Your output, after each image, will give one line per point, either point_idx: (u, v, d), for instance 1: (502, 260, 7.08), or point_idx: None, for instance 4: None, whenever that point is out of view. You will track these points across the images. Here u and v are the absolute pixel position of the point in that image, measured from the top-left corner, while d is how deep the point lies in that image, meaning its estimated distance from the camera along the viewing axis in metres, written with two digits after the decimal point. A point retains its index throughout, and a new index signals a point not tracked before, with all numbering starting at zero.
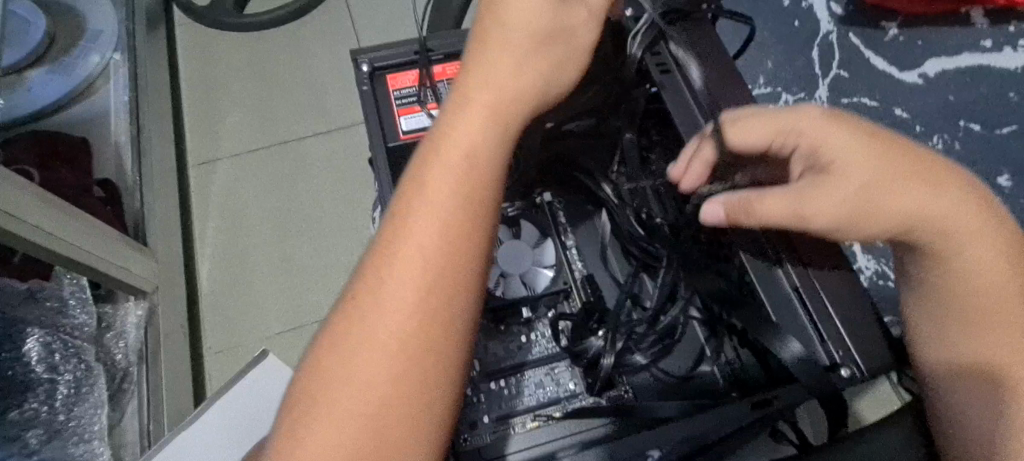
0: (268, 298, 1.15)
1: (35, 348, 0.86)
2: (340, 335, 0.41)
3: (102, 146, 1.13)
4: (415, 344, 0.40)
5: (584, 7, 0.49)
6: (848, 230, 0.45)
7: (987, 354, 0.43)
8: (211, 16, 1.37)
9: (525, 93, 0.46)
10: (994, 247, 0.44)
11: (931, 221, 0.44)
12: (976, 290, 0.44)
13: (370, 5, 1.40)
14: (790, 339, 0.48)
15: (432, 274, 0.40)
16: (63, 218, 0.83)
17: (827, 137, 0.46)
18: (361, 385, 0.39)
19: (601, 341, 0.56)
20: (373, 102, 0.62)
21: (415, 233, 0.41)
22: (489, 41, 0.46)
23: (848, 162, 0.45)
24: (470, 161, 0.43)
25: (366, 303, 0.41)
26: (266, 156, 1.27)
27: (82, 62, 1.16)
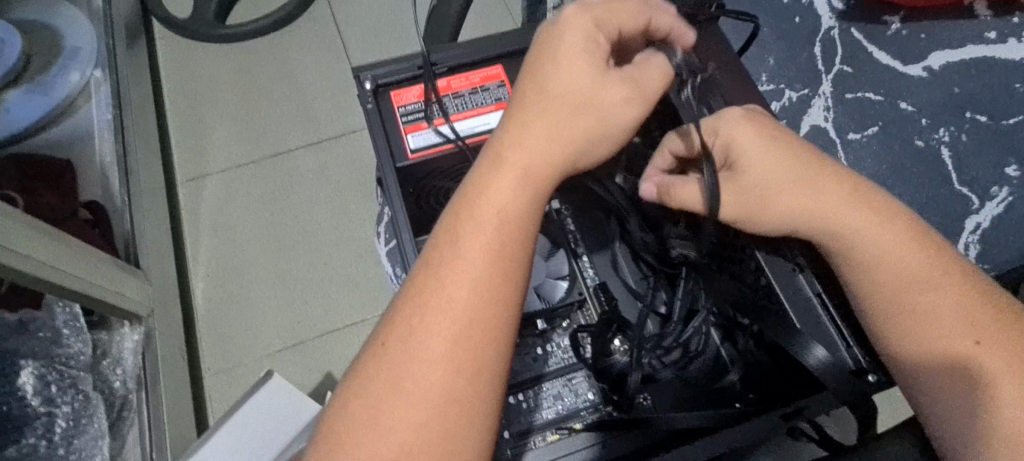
0: (267, 316, 1.12)
1: (30, 381, 0.83)
2: (373, 373, 0.40)
3: (88, 167, 1.10)
4: (449, 390, 0.38)
5: (626, 76, 0.47)
6: (749, 219, 0.50)
7: (932, 356, 0.45)
8: (193, 28, 1.33)
9: (562, 156, 0.45)
10: (891, 238, 0.48)
11: (825, 219, 0.48)
12: (885, 286, 0.47)
13: (358, 11, 1.38)
14: (814, 345, 0.47)
15: (460, 329, 0.39)
16: (51, 244, 0.81)
17: (742, 132, 0.51)
18: (393, 427, 0.38)
19: (625, 356, 0.56)
20: (378, 120, 0.60)
21: (445, 289, 0.40)
22: (526, 102, 0.47)
23: (753, 158, 0.50)
24: (504, 217, 0.42)
25: (394, 351, 0.40)
26: (259, 174, 1.24)
27: (61, 81, 1.12)
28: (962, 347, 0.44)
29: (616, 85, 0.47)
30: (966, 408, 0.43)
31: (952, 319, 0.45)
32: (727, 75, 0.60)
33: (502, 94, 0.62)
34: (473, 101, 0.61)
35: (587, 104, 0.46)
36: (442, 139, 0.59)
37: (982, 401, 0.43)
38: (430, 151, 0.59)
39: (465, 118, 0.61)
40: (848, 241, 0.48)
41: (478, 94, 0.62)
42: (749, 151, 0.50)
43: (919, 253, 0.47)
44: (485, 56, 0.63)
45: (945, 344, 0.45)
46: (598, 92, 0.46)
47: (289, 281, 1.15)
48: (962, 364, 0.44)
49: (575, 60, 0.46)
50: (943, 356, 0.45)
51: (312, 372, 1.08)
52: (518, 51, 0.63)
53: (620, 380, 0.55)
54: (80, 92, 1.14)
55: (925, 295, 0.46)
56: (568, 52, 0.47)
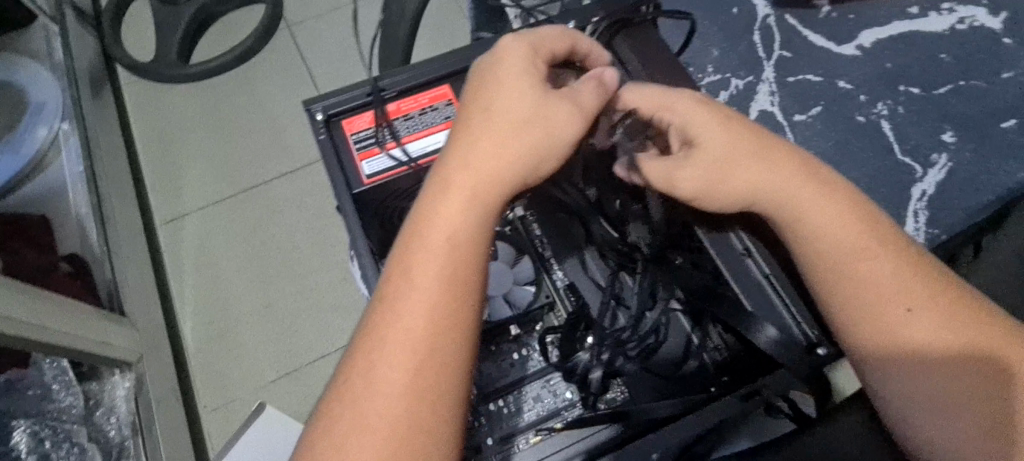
0: (257, 349, 1.13)
1: (23, 439, 0.83)
2: (344, 398, 0.42)
3: (64, 220, 1.10)
4: (411, 412, 0.40)
5: (568, 100, 0.50)
6: (703, 200, 0.52)
7: (880, 323, 0.46)
8: (155, 71, 1.34)
9: (509, 176, 0.47)
10: (834, 214, 0.49)
11: (769, 196, 0.50)
12: (828, 259, 0.48)
13: (317, 37, 1.39)
14: (766, 325, 0.50)
15: (418, 353, 0.41)
16: (32, 302, 0.82)
17: (696, 111, 0.52)
18: (363, 451, 0.40)
19: (586, 353, 0.57)
20: (332, 150, 0.62)
21: (402, 315, 0.42)
22: (470, 125, 0.49)
23: (708, 134, 0.52)
24: (453, 241, 0.44)
25: (359, 380, 0.42)
26: (237, 209, 1.25)
27: (30, 137, 1.12)
28: (900, 317, 0.46)
29: (563, 105, 0.49)
30: (898, 377, 0.46)
31: (892, 290, 0.47)
32: (662, 73, 0.63)
33: (451, 112, 0.63)
34: (423, 122, 0.63)
35: (528, 124, 0.48)
36: (395, 163, 0.61)
37: (915, 370, 0.46)
38: (384, 174, 0.61)
39: (416, 140, 0.62)
40: (791, 217, 0.50)
41: (428, 115, 0.63)
42: (705, 127, 0.52)
43: (864, 226, 0.49)
44: (432, 77, 0.64)
45: (885, 314, 0.46)
46: (539, 112, 0.49)
47: (276, 312, 1.16)
48: (895, 334, 0.46)
49: (511, 85, 0.49)
50: (882, 327, 0.46)
51: (308, 397, 1.09)
52: (463, 69, 0.65)
53: (586, 379, 0.57)
54: (49, 148, 1.13)
55: (868, 266, 0.47)
56: (502, 81, 0.50)
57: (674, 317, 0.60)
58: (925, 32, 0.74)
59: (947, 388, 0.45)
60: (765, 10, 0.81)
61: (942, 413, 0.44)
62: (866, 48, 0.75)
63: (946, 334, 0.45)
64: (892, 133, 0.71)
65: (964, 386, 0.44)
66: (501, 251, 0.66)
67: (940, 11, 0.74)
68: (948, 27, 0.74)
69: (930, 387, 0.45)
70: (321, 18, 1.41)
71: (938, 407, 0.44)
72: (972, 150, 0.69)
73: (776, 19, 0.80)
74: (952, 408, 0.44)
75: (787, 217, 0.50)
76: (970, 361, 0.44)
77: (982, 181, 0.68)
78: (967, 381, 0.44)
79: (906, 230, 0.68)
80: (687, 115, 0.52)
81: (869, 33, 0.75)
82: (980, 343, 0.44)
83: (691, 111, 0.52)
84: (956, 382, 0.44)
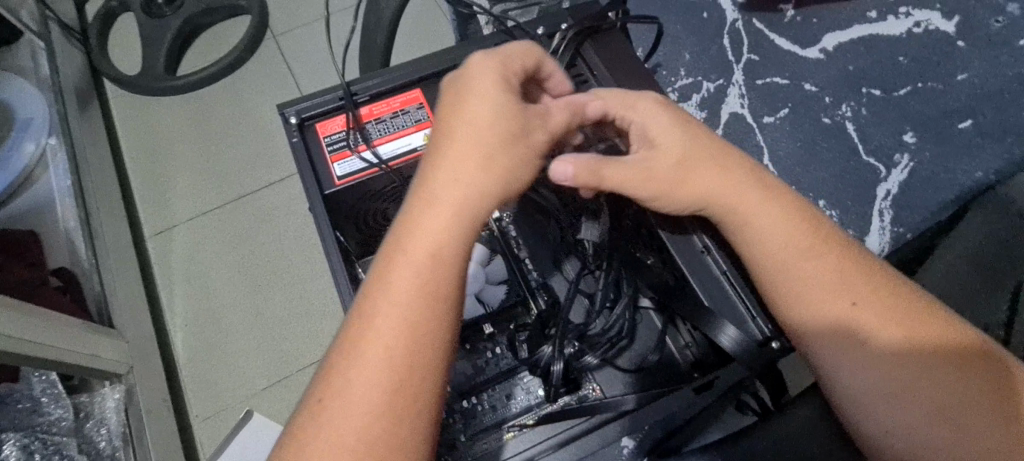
0: (246, 356, 1.14)
1: (13, 452, 0.85)
2: (316, 408, 0.43)
3: (53, 235, 1.11)
4: (383, 414, 0.42)
5: (544, 117, 0.51)
6: (666, 197, 0.52)
7: (831, 319, 0.48)
8: (141, 83, 1.34)
9: (491, 187, 0.48)
10: (778, 212, 0.51)
11: (720, 201, 0.52)
12: (781, 257, 0.50)
13: (302, 46, 1.40)
14: (726, 325, 0.51)
15: (399, 360, 0.43)
16: (20, 316, 0.82)
17: (656, 116, 0.54)
18: (331, 449, 0.41)
19: (550, 347, 0.57)
20: (304, 153, 0.64)
21: (380, 325, 0.44)
22: (450, 135, 0.49)
23: (667, 139, 0.53)
24: (434, 251, 0.46)
25: (333, 382, 0.43)
26: (225, 218, 1.26)
27: (17, 152, 1.14)
28: (847, 309, 0.48)
29: (540, 121, 0.51)
30: (849, 368, 0.46)
31: (838, 284, 0.48)
32: (628, 75, 0.64)
33: (422, 115, 0.65)
34: (395, 125, 0.65)
35: (514, 138, 0.49)
36: (366, 164, 0.63)
37: (865, 361, 0.46)
38: (356, 175, 0.63)
39: (387, 142, 0.64)
40: (739, 217, 0.51)
41: (399, 118, 0.65)
42: (664, 132, 0.54)
43: (806, 225, 0.51)
44: (404, 81, 0.66)
45: (832, 308, 0.48)
46: (519, 125, 0.49)
47: (265, 319, 1.17)
48: (851, 328, 0.47)
49: (488, 91, 0.49)
50: (830, 321, 0.48)
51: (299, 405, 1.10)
52: (436, 74, 0.67)
53: (549, 373, 0.57)
54: (37, 164, 1.15)
55: (814, 263, 0.49)
56: (484, 89, 0.49)
57: (645, 314, 0.63)
58: (885, 35, 0.76)
59: (895, 377, 0.45)
60: (733, 13, 0.83)
61: (902, 406, 0.45)
62: (830, 50, 0.76)
63: (892, 325, 0.47)
64: (856, 134, 0.73)
65: (911, 375, 0.45)
66: (474, 250, 0.69)
67: (898, 14, 0.76)
68: (906, 30, 0.75)
69: (880, 378, 0.46)
70: (306, 26, 1.42)
71: (887, 397, 0.45)
72: (931, 149, 0.71)
73: (744, 23, 0.82)
74: (908, 401, 0.45)
75: (736, 215, 0.51)
76: (914, 352, 0.46)
77: (942, 179, 0.70)
78: (913, 370, 0.45)
79: (872, 230, 0.70)
80: (646, 120, 0.54)
81: (831, 36, 0.77)
82: (921, 333, 0.46)
83: (650, 118, 0.54)
84: (902, 371, 0.45)
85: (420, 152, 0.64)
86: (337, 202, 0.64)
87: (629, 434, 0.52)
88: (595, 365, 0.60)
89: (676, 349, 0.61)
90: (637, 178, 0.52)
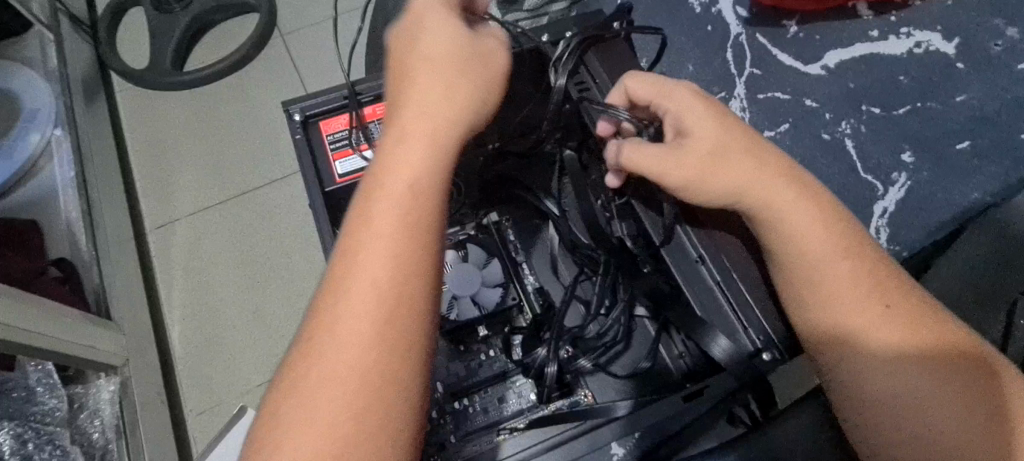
0: (242, 352, 1.15)
1: (6, 441, 0.85)
2: (291, 399, 0.42)
3: (54, 225, 1.12)
4: (372, 363, 0.42)
5: (496, 42, 0.55)
6: (693, 189, 0.54)
7: (853, 323, 0.48)
8: (148, 77, 1.35)
9: (457, 110, 0.50)
10: (817, 215, 0.51)
11: (752, 195, 0.52)
12: (804, 258, 0.50)
13: (310, 46, 1.41)
14: (719, 335, 0.53)
15: (384, 301, 0.43)
16: (19, 306, 0.83)
17: (692, 103, 0.55)
18: (321, 405, 0.41)
19: (544, 349, 0.59)
20: (307, 150, 0.64)
21: (365, 266, 0.44)
22: (413, 68, 0.51)
23: (700, 128, 0.54)
24: (398, 216, 0.45)
25: (322, 337, 0.43)
26: (226, 213, 1.27)
27: (23, 144, 1.16)
28: (880, 314, 0.47)
29: (495, 50, 0.54)
30: (870, 372, 0.46)
31: (870, 288, 0.48)
32: None
33: None
34: None
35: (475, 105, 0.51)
36: (366, 163, 0.64)
37: (886, 368, 0.46)
38: (356, 175, 0.64)
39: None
40: (775, 217, 0.51)
41: None
42: (700, 121, 0.55)
43: (829, 223, 0.51)
44: None
45: (864, 312, 0.48)
46: (473, 53, 0.52)
47: (262, 316, 1.17)
48: (870, 333, 0.47)
49: (446, 63, 0.51)
50: (862, 324, 0.47)
51: None
52: None
53: (542, 374, 0.59)
54: (41, 153, 1.17)
55: (839, 265, 0.49)
56: (438, 60, 0.51)
57: (640, 322, 0.64)
58: (883, 55, 0.74)
59: (919, 384, 0.45)
60: (738, 27, 0.83)
61: (917, 411, 0.45)
62: (832, 68, 0.75)
63: (917, 331, 0.47)
64: (854, 151, 0.72)
65: (935, 383, 0.45)
66: (472, 252, 0.69)
67: (899, 34, 0.74)
68: (905, 50, 0.73)
69: (904, 384, 0.45)
70: (314, 26, 1.43)
71: (908, 402, 0.45)
72: (929, 172, 0.69)
73: (747, 37, 0.82)
74: (926, 407, 0.44)
75: (772, 215, 0.51)
76: (939, 360, 0.46)
77: (939, 199, 0.68)
78: (934, 380, 0.45)
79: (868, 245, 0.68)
80: (682, 108, 0.56)
81: (834, 53, 0.76)
82: (944, 342, 0.46)
83: (686, 105, 0.56)
84: (925, 379, 0.45)
85: None
86: (338, 200, 0.65)
87: (618, 440, 0.52)
88: (588, 370, 0.61)
89: (669, 359, 0.62)
90: (660, 166, 0.54)
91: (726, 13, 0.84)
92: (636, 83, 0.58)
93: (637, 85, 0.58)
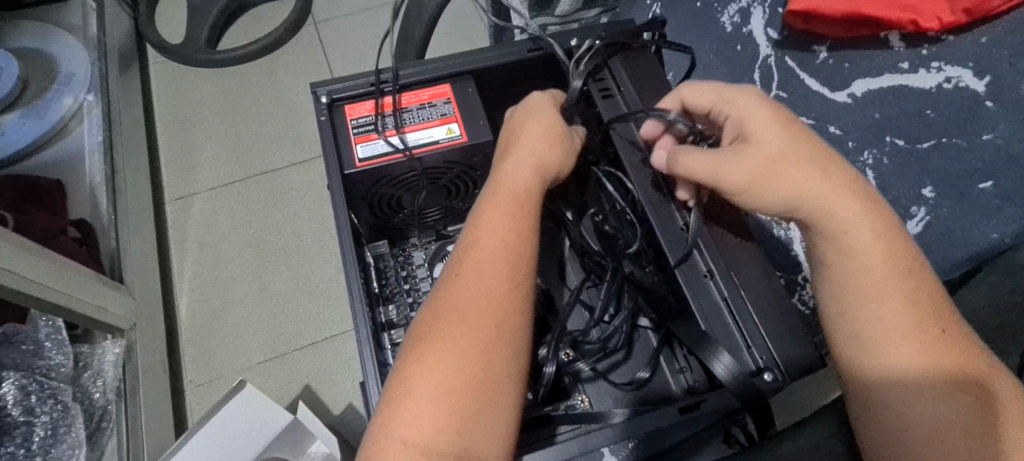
0: (248, 329, 1.16)
1: (11, 391, 0.87)
2: (401, 381, 0.44)
3: (77, 187, 1.14)
4: (485, 341, 0.45)
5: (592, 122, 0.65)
6: (750, 194, 0.50)
7: (920, 349, 0.44)
8: (182, 52, 1.38)
9: (565, 148, 0.57)
10: (877, 232, 0.48)
11: (809, 206, 0.49)
12: (863, 278, 0.47)
13: (342, 35, 1.44)
14: (722, 352, 0.51)
15: (498, 287, 0.47)
16: (41, 262, 0.85)
17: (754, 108, 0.52)
18: (434, 377, 0.43)
19: (544, 349, 0.58)
20: (330, 130, 0.65)
21: (480, 257, 0.48)
22: (527, 109, 0.58)
23: (765, 131, 0.51)
24: (504, 242, 0.49)
25: (438, 317, 0.46)
26: (245, 191, 1.29)
27: (56, 105, 1.19)
28: (931, 336, 0.44)
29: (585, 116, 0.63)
30: (928, 400, 0.43)
31: (923, 310, 0.45)
32: (653, 92, 0.65)
33: (447, 110, 0.67)
34: (420, 116, 0.66)
35: (566, 163, 0.57)
36: (389, 149, 0.64)
37: (919, 389, 0.43)
38: (378, 160, 0.64)
39: (414, 131, 0.65)
40: (835, 230, 0.48)
41: (425, 110, 0.67)
42: (762, 128, 0.51)
43: (887, 242, 0.48)
44: (436, 75, 0.68)
45: (914, 334, 0.44)
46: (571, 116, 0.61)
47: (270, 295, 1.18)
48: (935, 358, 0.43)
49: (550, 121, 0.57)
50: (910, 345, 0.44)
51: (291, 384, 1.11)
52: (466, 72, 0.69)
53: (541, 373, 0.59)
54: (73, 116, 1.20)
55: (902, 286, 0.46)
56: (545, 102, 0.58)
57: (642, 332, 0.64)
58: (908, 89, 0.68)
59: (953, 412, 0.42)
60: (766, 49, 0.81)
61: (984, 444, 0.40)
62: (858, 97, 0.72)
63: (968, 363, 0.43)
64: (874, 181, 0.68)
65: (971, 415, 0.41)
66: None
67: (929, 67, 0.67)
68: (934, 84, 0.66)
69: (936, 409, 0.42)
70: (347, 16, 1.46)
71: (939, 431, 0.41)
72: (951, 207, 0.64)
73: (776, 60, 0.80)
74: (990, 439, 0.40)
75: (826, 224, 0.49)
76: (978, 394, 0.42)
77: (955, 237, 0.63)
78: (998, 411, 0.41)
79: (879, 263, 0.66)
80: (745, 112, 0.52)
81: (860, 81, 0.72)
82: (989, 380, 0.43)
83: (750, 110, 0.52)
84: (961, 408, 0.42)
85: (441, 144, 0.65)
86: (356, 183, 0.65)
87: (609, 444, 0.51)
88: (588, 376, 0.62)
89: (670, 373, 0.62)
90: (717, 168, 0.51)
91: (757, 35, 0.82)
92: (692, 93, 0.56)
93: (694, 92, 0.56)
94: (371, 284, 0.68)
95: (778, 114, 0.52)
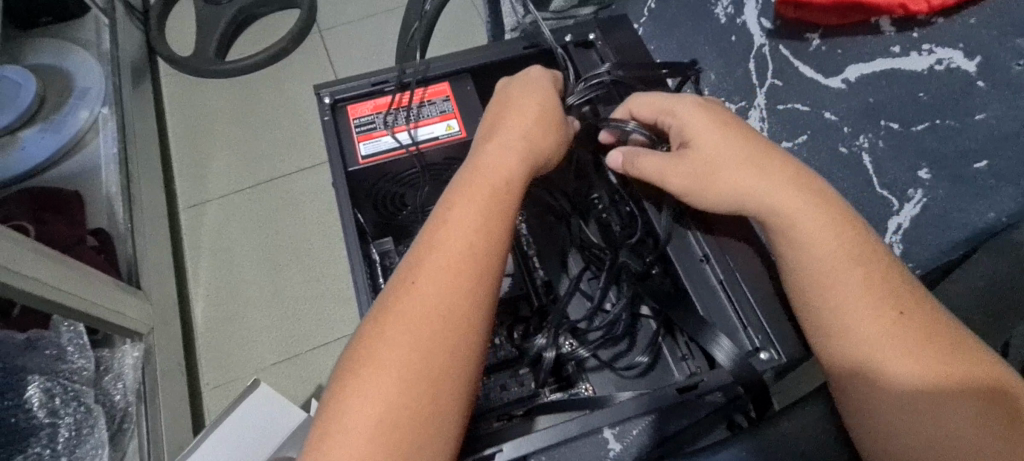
0: (261, 332, 1.18)
1: (37, 394, 0.89)
2: (354, 367, 0.46)
3: (95, 198, 1.18)
4: (435, 334, 0.46)
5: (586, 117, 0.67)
6: (697, 195, 0.54)
7: (876, 333, 0.45)
8: (191, 64, 1.42)
9: (549, 140, 0.58)
10: (833, 222, 0.49)
11: (762, 199, 0.51)
12: (815, 266, 0.48)
13: (347, 42, 1.47)
14: (721, 336, 0.52)
15: (456, 283, 0.48)
16: (62, 270, 0.88)
17: (693, 116, 0.56)
18: (385, 367, 0.45)
19: (544, 337, 0.60)
20: (333, 130, 0.67)
21: (442, 252, 0.49)
22: (512, 102, 0.59)
23: (708, 135, 0.54)
24: (466, 237, 0.50)
25: (393, 311, 0.47)
26: (255, 197, 1.31)
27: (72, 119, 1.23)
28: (891, 320, 0.45)
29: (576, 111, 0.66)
30: (886, 381, 0.43)
31: (882, 296, 0.46)
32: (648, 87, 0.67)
33: (446, 107, 0.69)
34: (419, 113, 0.68)
35: (561, 147, 0.59)
36: (391, 147, 0.66)
37: (882, 373, 0.44)
38: (379, 157, 0.66)
39: (415, 128, 0.67)
40: (786, 221, 0.50)
41: (424, 108, 0.68)
42: (703, 132, 0.54)
43: (844, 231, 0.48)
44: (434, 74, 0.70)
45: (874, 318, 0.45)
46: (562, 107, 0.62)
47: (281, 298, 1.21)
48: (890, 342, 0.44)
49: (535, 113, 0.58)
50: (869, 329, 0.45)
51: (305, 383, 1.13)
52: (463, 70, 0.71)
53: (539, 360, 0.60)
54: (88, 130, 1.24)
55: (858, 272, 0.47)
56: (535, 95, 0.59)
57: (644, 321, 0.65)
58: (901, 73, 0.65)
59: (915, 396, 0.42)
60: (761, 38, 0.78)
61: (946, 422, 0.41)
62: (851, 82, 0.69)
63: (931, 347, 0.43)
64: (869, 165, 0.67)
65: (934, 396, 0.42)
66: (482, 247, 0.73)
67: (921, 50, 0.64)
68: (926, 67, 0.63)
69: (897, 393, 0.43)
70: (350, 24, 1.49)
71: (892, 412, 0.42)
72: (946, 189, 0.61)
73: (770, 49, 0.78)
74: (956, 417, 0.41)
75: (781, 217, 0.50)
76: (939, 375, 0.42)
77: (953, 218, 0.60)
78: (961, 392, 0.42)
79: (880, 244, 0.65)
80: (684, 121, 0.56)
81: (854, 66, 0.69)
82: (955, 362, 0.43)
83: (691, 117, 0.56)
84: (920, 387, 0.42)
85: (441, 140, 0.67)
86: (358, 179, 0.67)
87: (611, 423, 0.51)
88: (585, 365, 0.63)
89: (672, 360, 0.63)
90: (662, 172, 0.55)
91: (750, 25, 0.79)
92: (637, 105, 0.60)
93: (638, 106, 0.59)
94: (379, 280, 0.70)
95: (719, 118, 0.55)
